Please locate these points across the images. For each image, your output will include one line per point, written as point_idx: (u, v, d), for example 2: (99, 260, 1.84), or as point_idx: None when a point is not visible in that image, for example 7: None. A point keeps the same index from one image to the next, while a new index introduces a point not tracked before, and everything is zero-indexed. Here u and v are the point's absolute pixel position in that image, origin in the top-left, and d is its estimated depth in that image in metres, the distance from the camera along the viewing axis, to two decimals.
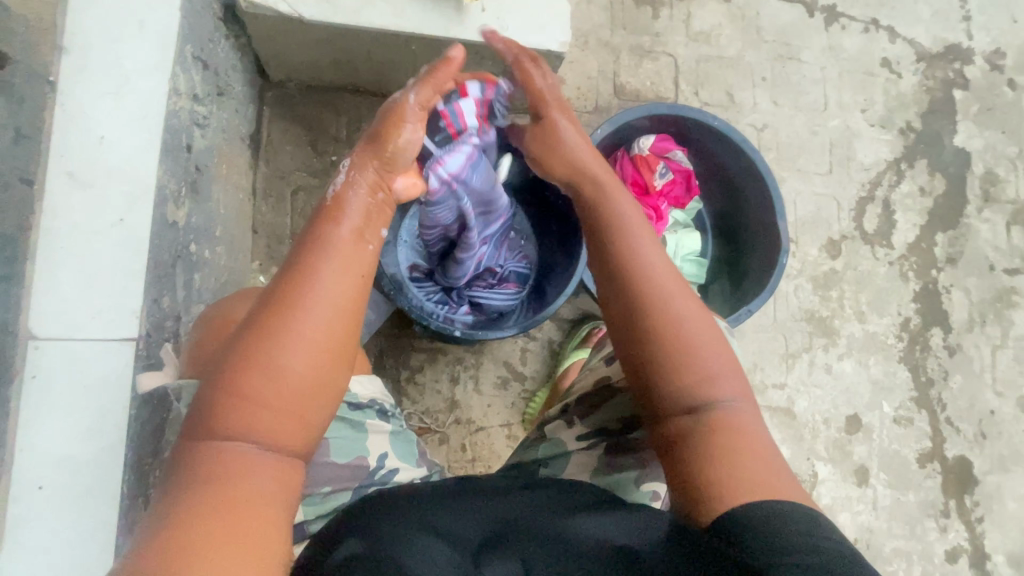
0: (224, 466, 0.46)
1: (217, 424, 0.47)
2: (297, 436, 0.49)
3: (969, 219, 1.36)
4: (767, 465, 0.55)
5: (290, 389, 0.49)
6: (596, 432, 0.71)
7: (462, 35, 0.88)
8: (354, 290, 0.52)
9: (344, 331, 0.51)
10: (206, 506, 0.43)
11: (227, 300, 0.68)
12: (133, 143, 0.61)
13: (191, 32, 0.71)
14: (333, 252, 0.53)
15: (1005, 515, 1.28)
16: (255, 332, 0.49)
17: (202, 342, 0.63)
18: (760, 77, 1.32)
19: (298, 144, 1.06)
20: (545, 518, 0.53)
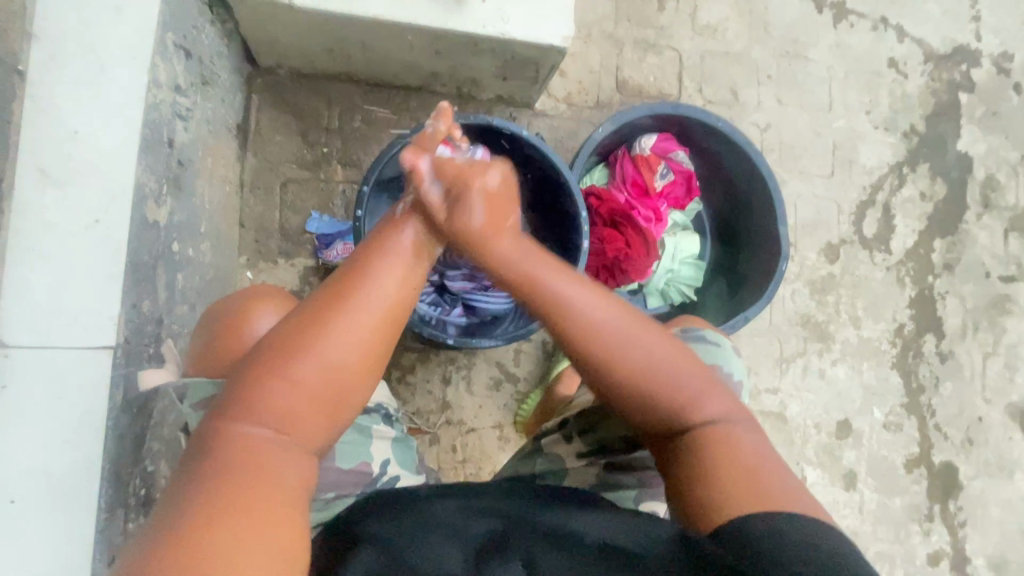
0: (249, 455, 0.44)
1: (248, 412, 0.45)
2: (322, 433, 0.48)
3: (968, 226, 1.35)
4: (767, 473, 0.53)
5: (327, 383, 0.47)
6: (596, 450, 0.70)
7: (461, 27, 0.84)
8: (401, 292, 0.53)
9: (387, 332, 0.51)
10: (227, 493, 0.42)
11: (242, 295, 0.68)
12: (109, 138, 0.58)
13: (172, 18, 0.67)
14: (392, 258, 0.54)
15: (987, 520, 1.30)
16: (298, 321, 0.49)
17: (215, 342, 0.63)
18: (765, 74, 1.29)
19: (288, 134, 1.02)
20: (543, 515, 0.52)
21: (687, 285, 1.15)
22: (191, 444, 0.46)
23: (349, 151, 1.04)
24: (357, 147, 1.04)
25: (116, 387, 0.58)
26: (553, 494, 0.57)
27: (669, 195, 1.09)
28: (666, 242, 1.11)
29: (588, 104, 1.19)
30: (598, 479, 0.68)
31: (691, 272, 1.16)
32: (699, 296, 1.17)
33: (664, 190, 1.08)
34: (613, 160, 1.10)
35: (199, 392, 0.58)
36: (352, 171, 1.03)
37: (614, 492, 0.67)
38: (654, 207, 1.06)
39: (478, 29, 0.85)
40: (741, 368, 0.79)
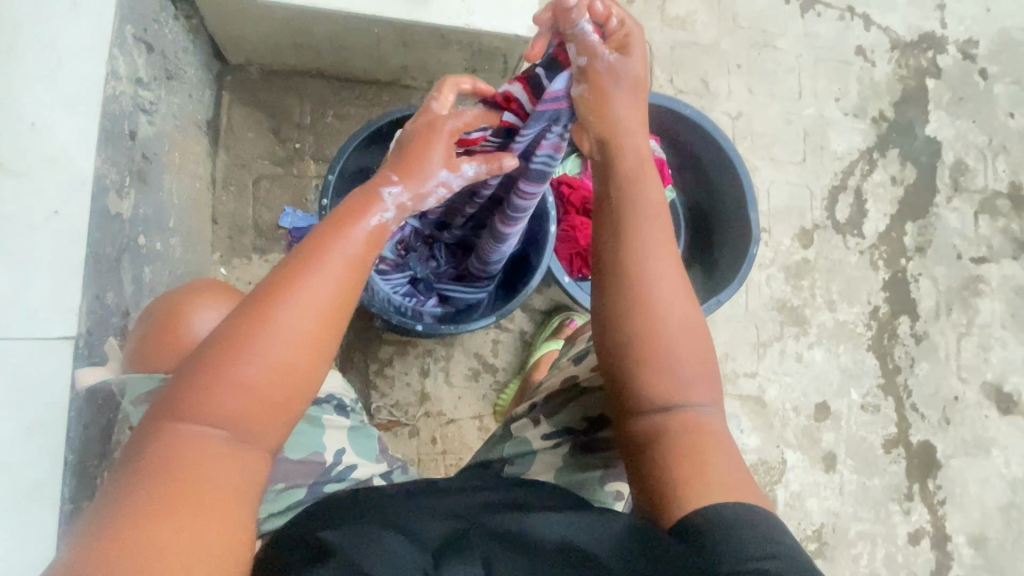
0: (184, 454, 0.43)
1: (186, 406, 0.44)
2: (272, 432, 0.46)
3: (938, 209, 1.38)
4: (733, 475, 0.53)
5: (270, 382, 0.45)
6: (562, 432, 0.70)
7: (425, 19, 0.85)
8: (345, 293, 0.49)
9: (335, 332, 0.49)
10: (169, 494, 0.41)
11: (172, 294, 0.67)
12: (69, 130, 0.58)
13: (130, 11, 0.68)
14: (343, 253, 0.50)
15: (966, 497, 1.32)
16: (241, 317, 0.46)
17: (150, 339, 0.63)
18: (735, 64, 1.31)
19: (259, 131, 1.03)
20: (495, 518, 0.51)
21: None
22: (133, 439, 0.44)
23: (321, 146, 1.04)
24: (329, 142, 1.04)
25: (77, 381, 0.58)
26: (518, 492, 0.58)
27: None
28: None
29: None
30: (564, 460, 0.69)
31: None
32: None
33: None
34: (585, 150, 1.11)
35: (138, 387, 0.59)
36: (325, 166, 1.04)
37: (579, 476, 0.68)
38: None
39: (442, 20, 0.86)
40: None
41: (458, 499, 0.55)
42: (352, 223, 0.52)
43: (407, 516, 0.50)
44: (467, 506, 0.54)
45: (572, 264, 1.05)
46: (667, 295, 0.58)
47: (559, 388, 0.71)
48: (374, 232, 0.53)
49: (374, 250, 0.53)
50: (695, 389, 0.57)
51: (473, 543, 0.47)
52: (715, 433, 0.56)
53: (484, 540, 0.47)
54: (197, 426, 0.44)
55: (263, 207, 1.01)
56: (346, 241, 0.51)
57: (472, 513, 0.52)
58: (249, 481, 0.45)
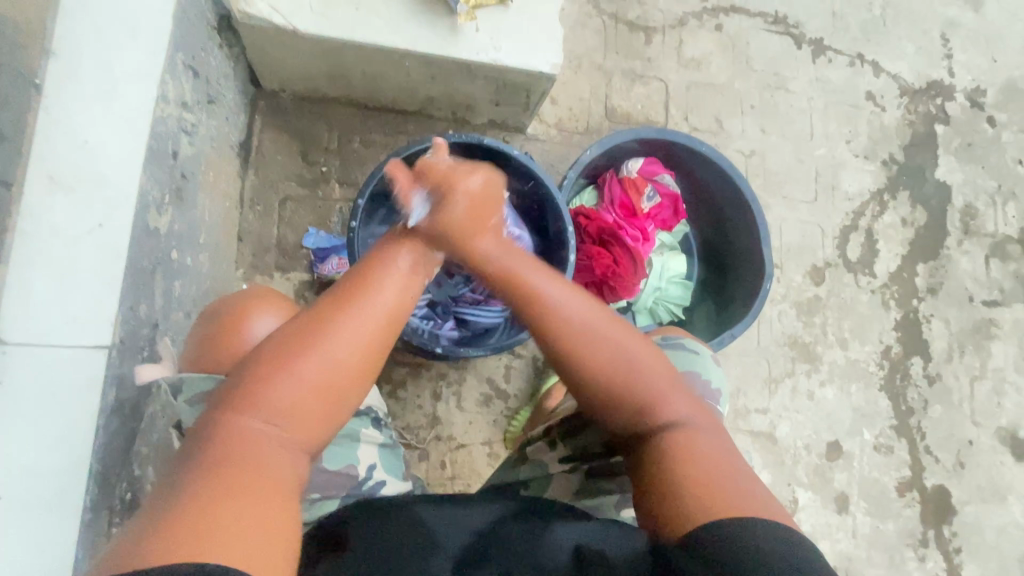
0: (241, 446, 0.45)
1: (247, 401, 0.47)
2: (318, 435, 0.49)
3: (949, 252, 1.39)
4: (731, 481, 0.51)
5: (327, 381, 0.49)
6: (576, 455, 0.70)
7: (454, 54, 0.89)
8: (399, 306, 0.54)
9: (386, 343, 0.52)
10: (224, 484, 0.42)
11: (240, 296, 0.70)
12: (119, 149, 0.61)
13: (183, 40, 0.72)
14: (397, 269, 0.56)
15: (983, 546, 1.28)
16: (303, 322, 0.50)
17: (212, 342, 0.65)
18: (748, 104, 1.35)
19: (288, 153, 1.06)
20: (514, 527, 0.53)
21: (675, 304, 1.17)
22: (188, 438, 0.47)
23: (346, 170, 1.08)
24: (355, 166, 1.08)
25: (107, 387, 0.59)
26: (531, 502, 0.59)
27: (656, 217, 1.13)
28: (653, 262, 1.14)
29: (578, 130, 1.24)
30: (578, 485, 0.69)
31: (679, 291, 1.17)
32: (687, 316, 1.20)
33: (651, 212, 1.11)
34: (602, 182, 1.14)
35: (195, 387, 0.61)
36: (350, 189, 1.07)
37: (590, 501, 0.68)
38: (641, 228, 1.10)
39: (472, 56, 0.90)
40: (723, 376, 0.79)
41: (474, 510, 0.56)
42: (404, 244, 0.59)
43: (432, 520, 0.52)
44: (484, 516, 0.55)
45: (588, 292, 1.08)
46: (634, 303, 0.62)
47: (573, 409, 0.71)
48: (422, 254, 0.59)
49: (424, 272, 0.58)
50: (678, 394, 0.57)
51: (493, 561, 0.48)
52: (710, 447, 0.54)
53: (499, 556, 0.49)
54: (253, 420, 0.46)
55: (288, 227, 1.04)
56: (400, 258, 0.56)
57: (492, 521, 0.54)
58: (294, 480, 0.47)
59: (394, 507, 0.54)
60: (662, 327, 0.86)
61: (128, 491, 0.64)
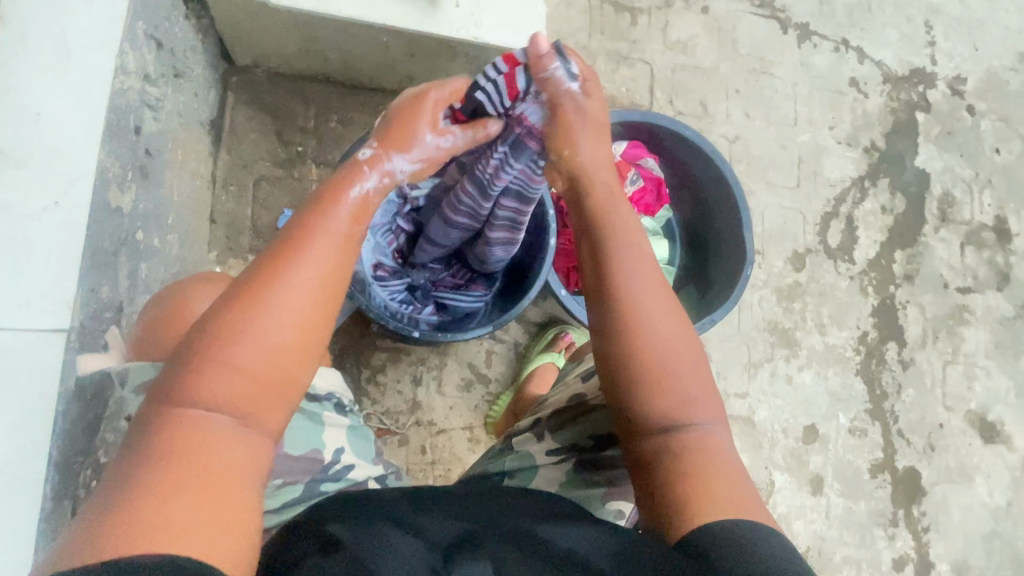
0: (184, 437, 0.43)
1: (186, 389, 0.45)
2: (271, 414, 0.47)
3: (926, 239, 1.41)
4: (738, 491, 0.53)
5: (268, 358, 0.47)
6: (566, 448, 0.69)
7: (433, 30, 0.86)
8: (337, 274, 0.51)
9: (328, 308, 0.50)
10: (170, 479, 0.41)
11: (187, 283, 0.71)
12: (74, 122, 0.58)
13: (144, 9, 0.68)
14: (330, 231, 0.52)
15: (950, 525, 1.33)
16: (234, 300, 0.48)
17: (155, 325, 0.66)
18: (733, 89, 1.34)
19: (262, 132, 1.03)
20: (513, 523, 0.52)
21: None
22: (128, 437, 0.44)
23: (323, 150, 1.05)
24: (332, 146, 1.05)
25: (66, 374, 0.57)
26: (527, 498, 0.58)
27: (639, 201, 1.12)
28: None
29: None
30: (569, 476, 0.68)
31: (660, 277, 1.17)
32: None
33: (634, 196, 1.11)
34: None
35: (139, 376, 0.63)
36: (327, 170, 1.04)
37: (585, 492, 0.67)
38: None
39: (452, 32, 0.87)
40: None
41: (466, 501, 0.56)
42: (337, 205, 0.55)
43: (422, 515, 0.51)
44: (480, 513, 0.54)
45: (569, 277, 1.08)
46: (658, 316, 0.59)
47: (565, 404, 0.71)
48: (357, 212, 0.55)
49: (358, 231, 0.55)
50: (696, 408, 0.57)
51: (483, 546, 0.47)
52: (723, 454, 0.55)
53: (494, 546, 0.48)
54: (197, 408, 0.44)
55: (263, 208, 1.01)
56: (333, 222, 0.53)
57: (488, 517, 0.53)
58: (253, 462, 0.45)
59: (381, 504, 0.52)
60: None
61: (92, 478, 0.62)
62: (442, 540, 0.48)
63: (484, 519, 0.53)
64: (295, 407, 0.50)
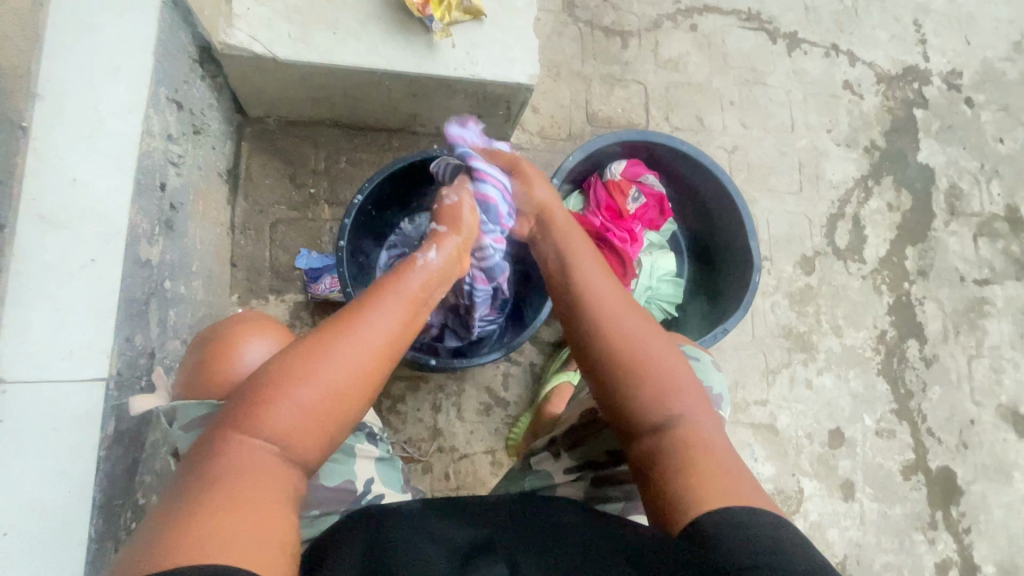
0: (244, 464, 0.46)
1: (252, 419, 0.48)
2: (316, 451, 0.50)
3: (936, 233, 1.40)
4: (736, 478, 0.53)
5: (329, 401, 0.50)
6: (584, 464, 0.69)
7: (432, 71, 0.91)
8: (397, 334, 0.56)
9: (385, 365, 0.54)
10: (228, 500, 0.43)
11: (226, 322, 0.69)
12: (108, 183, 0.62)
13: (165, 75, 0.73)
14: (399, 291, 0.59)
15: (992, 525, 1.28)
16: (309, 346, 0.52)
17: (202, 369, 0.64)
18: (728, 101, 1.37)
19: (277, 177, 1.08)
20: (525, 525, 0.50)
21: (668, 302, 1.18)
22: (192, 453, 0.48)
23: (335, 190, 1.09)
24: (342, 186, 1.10)
25: (106, 419, 0.60)
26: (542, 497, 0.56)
27: (642, 217, 1.14)
28: (643, 262, 1.15)
29: (561, 137, 1.26)
30: (585, 492, 0.68)
31: (670, 289, 1.18)
32: (680, 313, 1.21)
33: (638, 212, 1.13)
34: (587, 186, 1.16)
35: (189, 413, 0.59)
36: (339, 209, 1.08)
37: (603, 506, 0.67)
38: (628, 229, 1.11)
39: (451, 71, 0.92)
40: (724, 381, 0.80)
41: (492, 501, 0.55)
42: (406, 274, 0.61)
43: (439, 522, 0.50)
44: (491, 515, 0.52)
45: None
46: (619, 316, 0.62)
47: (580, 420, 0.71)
48: (422, 279, 0.62)
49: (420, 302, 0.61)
50: (679, 394, 0.58)
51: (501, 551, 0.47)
52: (719, 443, 0.56)
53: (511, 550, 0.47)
54: (254, 438, 0.47)
55: (280, 249, 1.05)
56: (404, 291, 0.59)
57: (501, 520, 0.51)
58: (293, 495, 0.48)
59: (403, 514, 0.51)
60: (668, 336, 0.87)
61: (133, 520, 0.64)
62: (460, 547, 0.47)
63: (510, 518, 0.52)
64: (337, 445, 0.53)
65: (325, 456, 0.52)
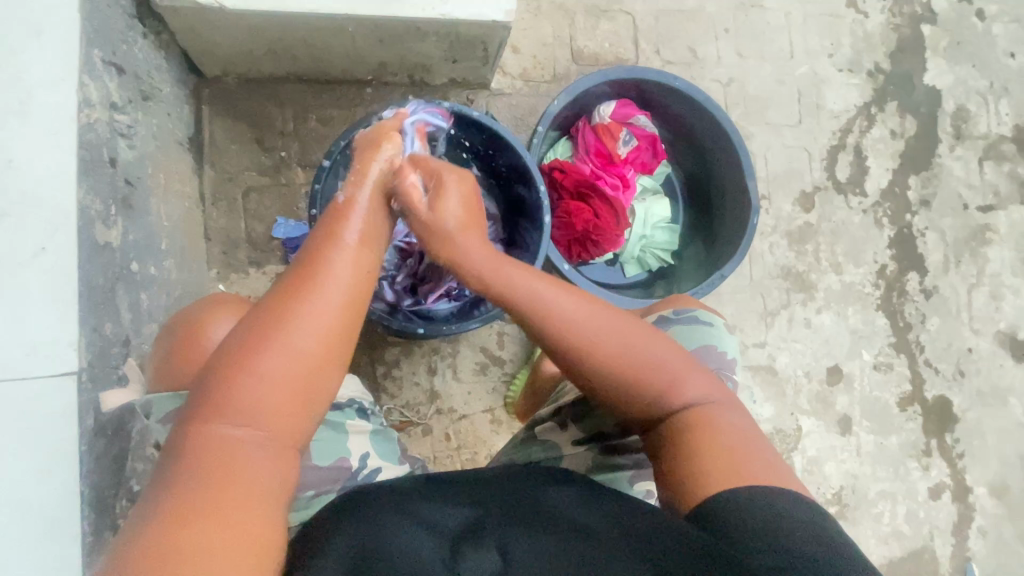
0: (215, 457, 0.44)
1: (215, 411, 0.45)
2: (298, 429, 0.48)
3: (941, 159, 1.35)
4: (751, 453, 0.53)
5: (296, 374, 0.48)
6: (591, 435, 0.68)
7: (398, 13, 0.83)
8: (355, 287, 0.53)
9: (350, 322, 0.52)
10: (202, 499, 0.41)
11: (197, 306, 0.67)
12: (47, 163, 0.57)
13: (97, 35, 0.66)
14: (346, 246, 0.56)
15: (985, 449, 1.31)
16: (263, 318, 0.49)
17: (172, 357, 0.62)
18: (722, 28, 1.27)
19: (243, 142, 1.01)
20: (519, 504, 0.50)
21: (663, 250, 1.14)
22: (163, 454, 0.46)
23: (307, 152, 1.03)
24: (315, 147, 1.03)
25: (85, 413, 0.58)
26: (536, 473, 0.56)
27: (635, 161, 1.08)
28: (636, 209, 1.10)
29: (545, 78, 1.18)
30: (595, 460, 0.68)
31: (665, 236, 1.15)
32: (677, 260, 1.17)
33: (629, 156, 1.07)
34: (575, 132, 1.09)
35: (164, 406, 0.58)
36: (312, 172, 1.02)
37: (607, 475, 0.66)
38: (620, 175, 1.05)
39: (418, 12, 0.83)
40: (736, 344, 0.79)
41: (490, 480, 0.54)
42: (342, 223, 0.58)
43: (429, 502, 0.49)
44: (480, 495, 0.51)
45: (571, 250, 1.05)
46: (579, 318, 0.57)
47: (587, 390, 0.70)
48: (366, 231, 0.59)
49: (373, 250, 0.58)
50: (683, 388, 0.56)
51: (489, 530, 0.46)
52: (732, 421, 0.55)
53: (499, 530, 0.46)
54: (226, 427, 0.45)
55: (255, 219, 1.00)
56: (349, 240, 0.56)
57: (494, 499, 0.50)
58: (279, 480, 0.46)
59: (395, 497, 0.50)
60: (671, 295, 0.84)
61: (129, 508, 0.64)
62: (450, 526, 0.46)
63: (503, 497, 0.51)
64: (320, 419, 0.50)
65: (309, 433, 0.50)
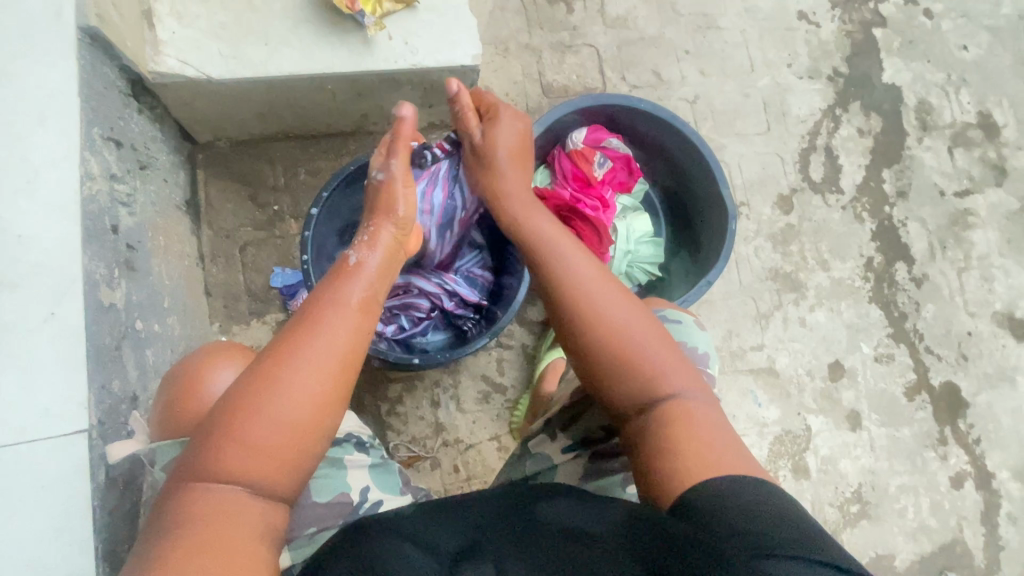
0: (205, 511, 0.46)
1: (206, 466, 0.48)
2: (283, 483, 0.50)
3: (911, 151, 1.39)
4: (729, 447, 0.55)
5: (287, 433, 0.50)
6: (580, 442, 0.69)
7: (373, 66, 0.89)
8: (351, 346, 0.55)
9: (343, 380, 0.54)
10: (193, 550, 0.43)
11: (193, 356, 0.69)
12: (55, 234, 0.61)
13: (95, 115, 0.72)
14: (345, 307, 0.57)
15: (1002, 432, 1.30)
16: (257, 378, 0.51)
17: (172, 408, 0.64)
18: (683, 50, 1.34)
19: (238, 200, 1.06)
20: (514, 521, 0.51)
21: (650, 263, 1.17)
22: (155, 507, 0.48)
23: (298, 203, 1.08)
24: (305, 199, 1.08)
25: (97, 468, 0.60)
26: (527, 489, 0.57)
27: (612, 181, 1.12)
28: (618, 227, 1.14)
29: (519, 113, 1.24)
30: (586, 468, 0.69)
31: (651, 250, 1.17)
32: (663, 273, 1.20)
33: (606, 177, 1.11)
34: (552, 159, 1.14)
35: (165, 455, 0.60)
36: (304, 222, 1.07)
37: (599, 481, 0.67)
38: (599, 196, 1.09)
39: (390, 64, 0.89)
40: (709, 339, 0.81)
41: (484, 500, 0.55)
42: (345, 287, 0.59)
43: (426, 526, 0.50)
44: (476, 515, 0.53)
45: None
46: (590, 280, 0.66)
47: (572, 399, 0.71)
48: (366, 292, 0.60)
49: (370, 310, 0.59)
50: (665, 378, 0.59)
51: (485, 549, 0.47)
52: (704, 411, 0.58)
53: (494, 548, 0.47)
54: (211, 482, 0.47)
55: (254, 272, 1.05)
56: (347, 303, 0.57)
57: (489, 518, 0.52)
58: (265, 531, 0.48)
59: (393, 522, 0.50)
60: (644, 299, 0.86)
61: None
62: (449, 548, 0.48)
63: (496, 519, 0.52)
64: (305, 474, 0.52)
65: (296, 487, 0.52)
